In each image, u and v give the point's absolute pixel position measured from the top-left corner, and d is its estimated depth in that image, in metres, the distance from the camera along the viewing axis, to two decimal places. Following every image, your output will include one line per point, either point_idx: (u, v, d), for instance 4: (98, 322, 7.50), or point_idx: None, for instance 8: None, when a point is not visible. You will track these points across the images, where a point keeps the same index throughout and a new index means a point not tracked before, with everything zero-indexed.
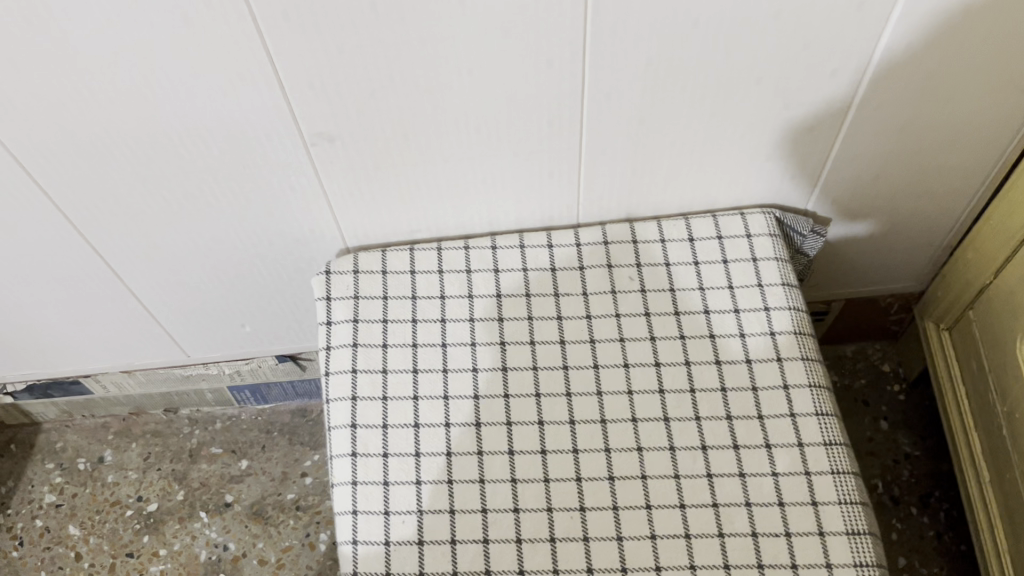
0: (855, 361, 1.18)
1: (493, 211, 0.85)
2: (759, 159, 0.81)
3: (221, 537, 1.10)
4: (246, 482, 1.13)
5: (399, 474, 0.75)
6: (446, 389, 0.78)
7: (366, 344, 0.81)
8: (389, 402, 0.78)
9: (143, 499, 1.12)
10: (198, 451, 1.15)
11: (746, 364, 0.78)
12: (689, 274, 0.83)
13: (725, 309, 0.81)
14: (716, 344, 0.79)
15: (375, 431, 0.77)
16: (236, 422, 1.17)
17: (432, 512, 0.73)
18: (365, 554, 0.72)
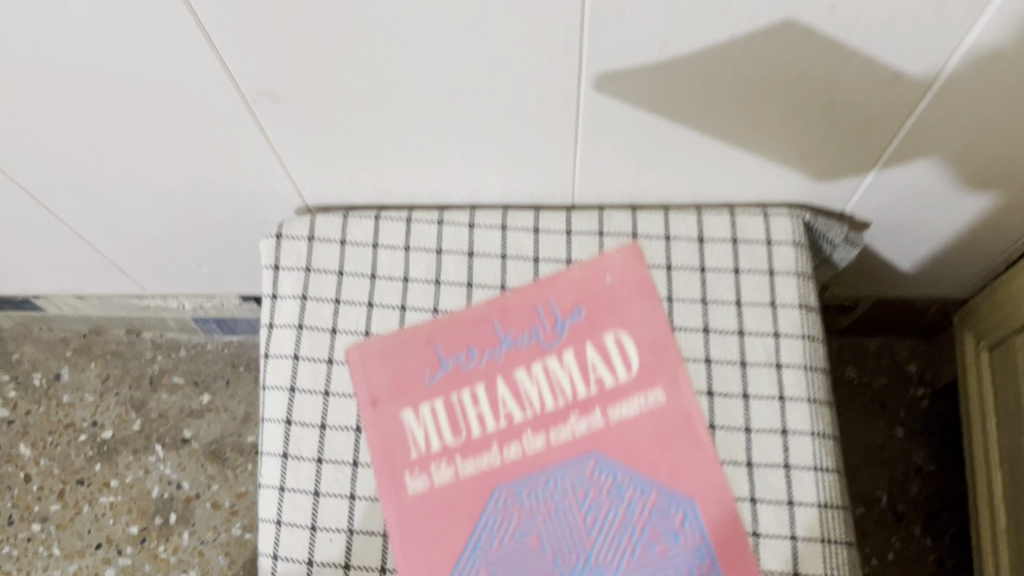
0: (878, 357, 1.06)
1: (474, 183, 0.72)
2: (794, 158, 0.68)
3: (176, 474, 1.04)
4: (206, 419, 1.06)
5: (332, 484, 0.67)
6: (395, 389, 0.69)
7: (312, 327, 0.71)
8: (331, 398, 0.69)
9: (98, 425, 1.07)
10: (158, 379, 1.08)
11: (742, 400, 0.67)
12: (692, 281, 0.70)
13: (727, 330, 0.69)
14: (709, 371, 0.68)
15: (311, 431, 0.68)
16: (202, 352, 1.09)
17: (365, 533, 0.65)
18: (284, 572, 0.65)
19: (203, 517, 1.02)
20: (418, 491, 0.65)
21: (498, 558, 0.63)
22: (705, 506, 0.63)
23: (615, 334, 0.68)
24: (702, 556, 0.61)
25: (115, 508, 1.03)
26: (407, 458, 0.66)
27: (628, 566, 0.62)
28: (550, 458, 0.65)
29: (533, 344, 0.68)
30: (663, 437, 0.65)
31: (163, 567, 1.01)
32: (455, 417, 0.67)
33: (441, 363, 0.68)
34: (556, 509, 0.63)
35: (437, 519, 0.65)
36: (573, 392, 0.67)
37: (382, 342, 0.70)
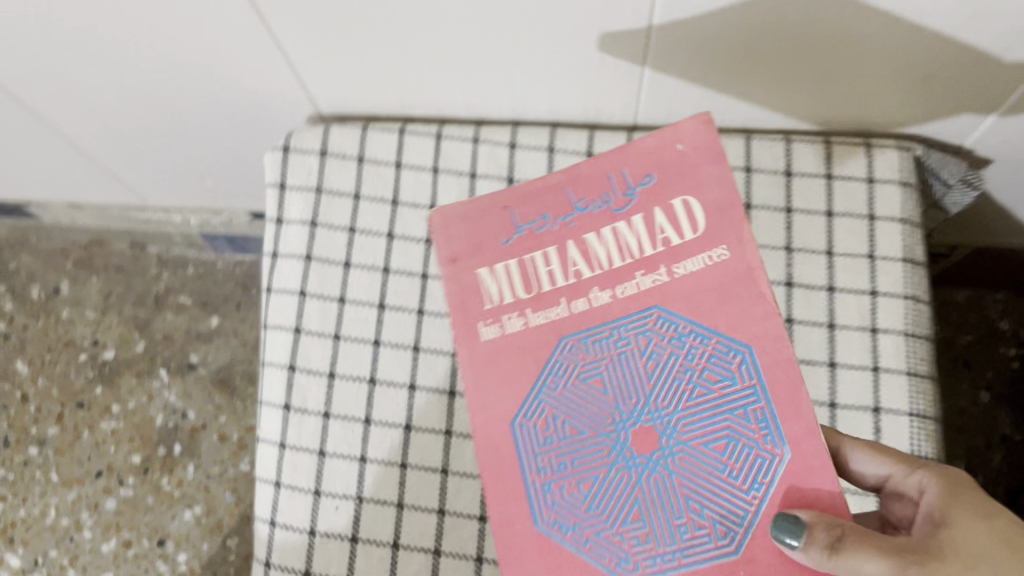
0: (962, 311, 0.94)
1: (517, 96, 0.61)
2: (914, 80, 0.55)
3: (181, 402, 0.97)
4: (215, 344, 0.98)
5: (341, 444, 0.57)
6: (417, 336, 0.59)
7: (322, 259, 0.60)
8: (341, 344, 0.59)
9: (99, 345, 0.99)
10: (164, 299, 1.00)
11: (828, 369, 0.56)
12: (776, 224, 0.59)
13: (814, 285, 0.58)
14: (791, 333, 0.57)
15: (318, 380, 0.59)
16: (210, 271, 1.01)
17: (376, 502, 0.56)
18: (282, 543, 0.57)
19: (210, 450, 0.95)
20: (488, 344, 0.40)
21: (561, 402, 0.39)
22: (779, 351, 0.38)
23: (687, 193, 0.41)
24: (773, 396, 0.38)
25: (116, 435, 0.96)
26: (473, 313, 0.41)
27: (701, 408, 0.38)
28: (614, 312, 0.40)
29: (601, 209, 0.41)
30: (723, 289, 0.39)
31: (166, 500, 0.94)
32: (529, 273, 0.41)
33: (516, 224, 0.42)
34: (621, 357, 0.39)
35: (497, 387, 0.40)
36: (642, 250, 0.40)
37: (466, 204, 0.42)
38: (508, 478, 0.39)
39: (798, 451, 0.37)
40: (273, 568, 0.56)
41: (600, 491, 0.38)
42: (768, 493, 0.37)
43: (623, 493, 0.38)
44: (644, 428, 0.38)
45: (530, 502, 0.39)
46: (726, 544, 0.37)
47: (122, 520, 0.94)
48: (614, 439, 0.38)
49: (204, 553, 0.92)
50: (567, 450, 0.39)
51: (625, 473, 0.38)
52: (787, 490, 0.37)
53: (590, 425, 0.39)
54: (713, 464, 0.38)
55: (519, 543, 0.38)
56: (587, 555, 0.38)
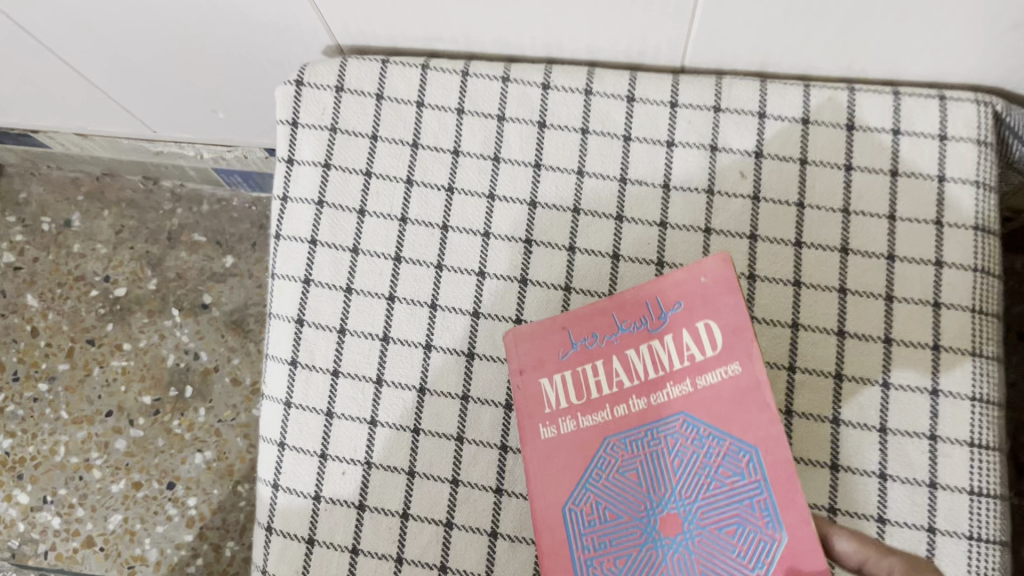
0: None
1: (553, 32, 0.55)
2: (1002, 22, 0.49)
3: (194, 343, 0.94)
4: (229, 285, 0.95)
5: (350, 405, 0.54)
6: (435, 294, 0.55)
7: (336, 205, 0.56)
8: (353, 298, 0.55)
9: (111, 282, 0.95)
10: (178, 235, 0.96)
11: (883, 347, 0.51)
12: (834, 182, 0.54)
13: (874, 253, 0.53)
14: (844, 305, 0.52)
15: (327, 335, 0.55)
16: (226, 208, 0.97)
17: (384, 469, 0.53)
18: (285, 507, 0.53)
19: (222, 393, 0.93)
20: (546, 442, 0.45)
21: (604, 491, 0.44)
22: (779, 453, 0.43)
23: (708, 319, 0.44)
24: (773, 490, 0.42)
25: (128, 374, 0.93)
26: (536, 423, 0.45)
27: (717, 499, 0.43)
28: (649, 417, 0.44)
29: (638, 329, 0.45)
30: (736, 399, 0.43)
31: (178, 443, 0.92)
32: (580, 381, 0.45)
33: (571, 342, 0.46)
34: (653, 456, 0.44)
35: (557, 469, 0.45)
36: (671, 365, 0.44)
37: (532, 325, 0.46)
38: (558, 556, 0.44)
39: (791, 536, 0.42)
40: (275, 534, 0.53)
41: (633, 568, 0.43)
42: (765, 572, 0.42)
43: (650, 563, 0.43)
44: (670, 514, 0.43)
45: (574, 575, 0.44)
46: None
47: (132, 461, 0.91)
48: (644, 524, 0.44)
49: (214, 498, 0.90)
50: (604, 532, 0.44)
51: (651, 552, 0.43)
52: (785, 569, 0.42)
53: (625, 512, 0.44)
54: (723, 546, 0.42)
55: None
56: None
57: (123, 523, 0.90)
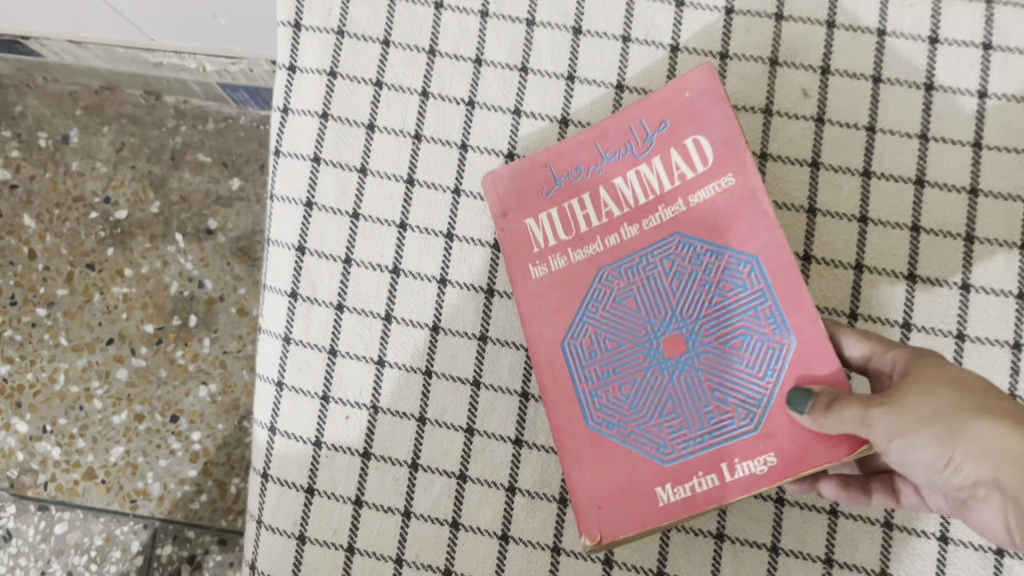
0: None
1: None
2: None
3: (198, 270, 0.88)
4: (235, 209, 0.89)
5: (355, 343, 0.48)
6: (451, 222, 0.49)
7: (342, 119, 0.50)
8: (360, 224, 0.49)
9: (111, 203, 0.90)
10: (182, 155, 0.90)
11: (960, 294, 0.45)
12: (911, 103, 0.47)
13: (954, 186, 0.46)
14: (916, 246, 0.46)
15: (331, 265, 0.49)
16: (232, 126, 0.90)
17: (392, 414, 0.48)
18: (282, 452, 0.48)
19: (227, 323, 0.88)
20: (538, 280, 0.45)
21: (601, 323, 0.44)
22: (781, 260, 0.42)
23: (696, 134, 0.43)
24: (776, 296, 0.42)
25: (129, 301, 0.89)
26: (527, 263, 0.45)
27: (719, 314, 0.42)
28: (642, 242, 0.44)
29: (625, 155, 0.44)
30: (732, 213, 0.43)
31: (180, 375, 0.87)
32: (568, 217, 0.45)
33: (555, 178, 0.45)
34: (649, 279, 0.43)
35: (554, 304, 0.45)
36: (662, 187, 0.44)
37: (511, 167, 0.46)
38: (562, 390, 0.44)
39: (800, 339, 0.41)
40: (271, 481, 0.48)
41: (638, 393, 0.43)
42: (776, 380, 0.41)
43: (656, 391, 0.42)
44: (673, 335, 0.43)
45: (578, 405, 0.43)
46: (744, 423, 0.41)
47: (134, 392, 0.87)
48: (646, 348, 0.43)
49: (219, 433, 0.86)
50: (607, 362, 0.43)
51: (657, 375, 0.42)
52: (797, 378, 0.41)
53: (626, 339, 0.43)
54: (731, 359, 0.42)
55: (575, 439, 0.43)
56: (627, 443, 0.42)
57: (125, 456, 0.87)
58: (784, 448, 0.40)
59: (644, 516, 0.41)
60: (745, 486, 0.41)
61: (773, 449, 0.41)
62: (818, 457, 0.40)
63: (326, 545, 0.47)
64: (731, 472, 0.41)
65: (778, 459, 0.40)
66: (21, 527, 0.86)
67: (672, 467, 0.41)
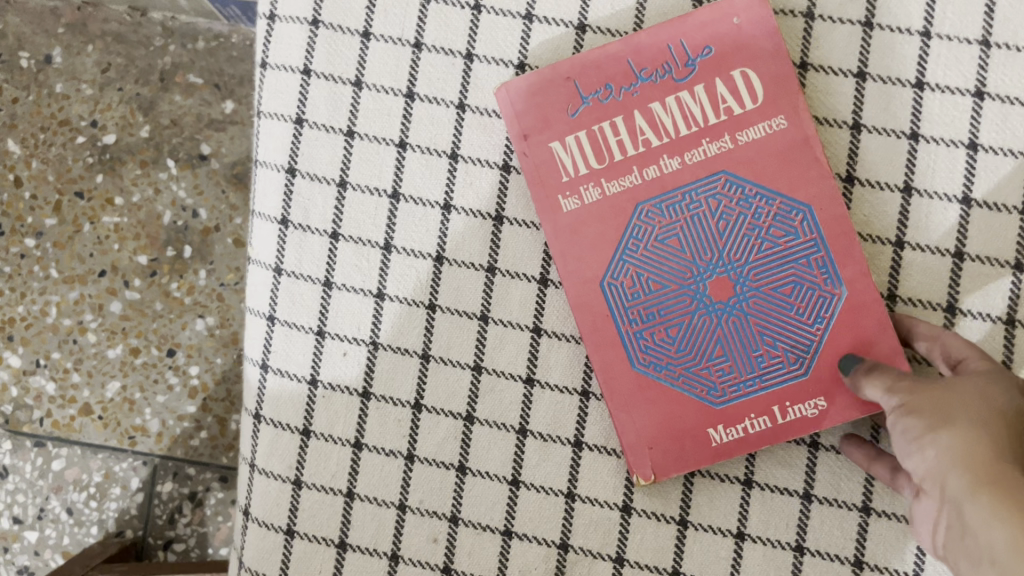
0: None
1: None
2: None
3: (191, 199, 0.84)
4: (229, 134, 0.84)
5: (352, 275, 0.44)
6: (455, 141, 0.44)
7: (334, 26, 0.45)
8: (356, 145, 0.45)
9: (99, 128, 0.85)
10: (171, 76, 0.85)
11: (1020, 219, 0.41)
12: (972, 6, 0.41)
13: (1017, 99, 0.41)
14: (972, 165, 0.41)
15: (325, 190, 0.45)
16: (224, 45, 0.85)
17: (393, 351, 0.44)
18: (275, 392, 0.44)
19: (224, 254, 0.84)
20: (570, 214, 0.42)
21: (642, 262, 0.41)
22: (835, 210, 0.40)
23: (744, 66, 0.41)
24: (831, 246, 0.40)
25: (121, 232, 0.85)
26: (553, 194, 0.42)
27: (769, 260, 0.40)
28: (683, 177, 0.41)
29: (662, 78, 0.41)
30: (784, 156, 0.40)
31: (177, 308, 0.84)
32: (599, 142, 0.41)
33: (581, 96, 0.41)
34: (694, 219, 0.41)
35: (591, 241, 0.41)
36: (705, 119, 0.41)
37: (530, 77, 0.41)
38: (604, 332, 0.41)
39: (853, 291, 0.40)
40: (264, 422, 0.44)
41: (684, 336, 0.41)
42: (826, 328, 0.40)
43: (704, 335, 0.40)
44: (720, 278, 0.40)
45: (623, 348, 0.41)
46: (794, 368, 0.40)
47: (129, 326, 0.84)
48: (692, 290, 0.41)
49: (217, 368, 0.83)
50: (651, 304, 0.41)
51: (704, 319, 0.40)
52: (847, 328, 0.40)
53: (670, 280, 0.41)
54: (781, 306, 0.40)
55: (617, 378, 0.41)
56: (675, 386, 0.41)
57: (122, 391, 0.84)
58: (837, 396, 0.40)
59: (698, 458, 0.41)
60: (795, 431, 0.40)
61: (823, 394, 0.40)
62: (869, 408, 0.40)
63: (323, 490, 0.44)
64: (783, 415, 0.40)
65: (828, 404, 0.40)
66: (17, 464, 0.83)
67: (724, 410, 0.40)
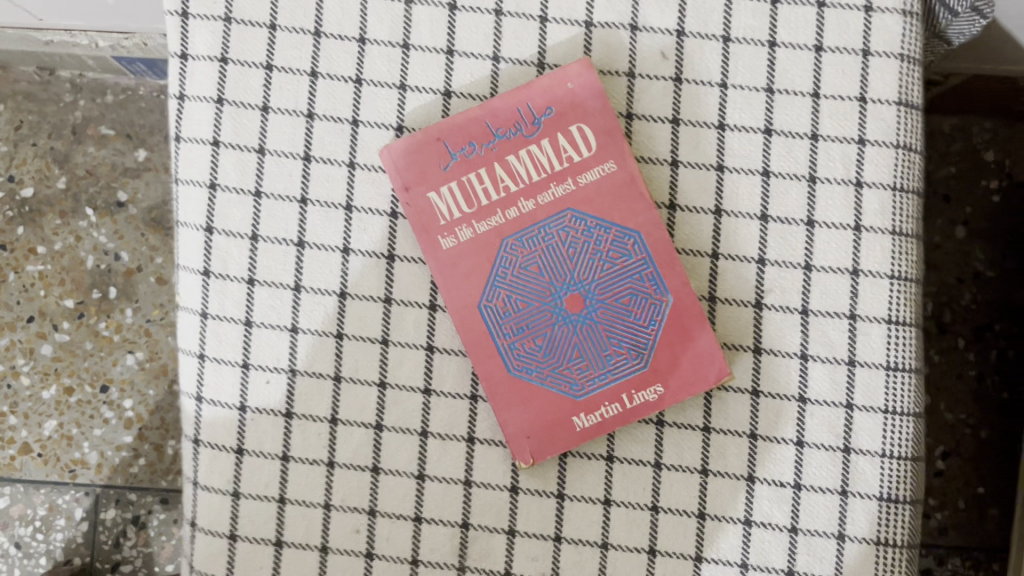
0: (960, 160, 0.88)
1: None
2: None
3: (112, 243, 0.90)
4: (144, 180, 0.90)
5: (268, 313, 0.52)
6: (349, 195, 0.52)
7: (237, 103, 0.52)
8: (264, 202, 0.52)
9: (16, 182, 0.90)
10: (84, 129, 0.90)
11: (806, 230, 0.51)
12: (757, 61, 0.52)
13: (797, 133, 0.51)
14: (767, 188, 0.51)
15: (239, 243, 0.52)
16: (132, 98, 0.91)
17: (309, 376, 0.52)
18: (211, 419, 0.52)
19: (148, 293, 0.90)
20: (448, 250, 0.50)
21: (510, 286, 0.50)
22: (659, 234, 0.50)
23: (580, 122, 0.50)
24: (658, 263, 0.50)
25: (46, 278, 0.90)
26: (434, 236, 0.50)
27: (610, 277, 0.50)
28: (539, 215, 0.50)
29: (515, 135, 0.50)
30: (616, 192, 0.50)
31: (106, 346, 0.89)
32: (468, 190, 0.50)
33: (451, 153, 0.50)
34: (549, 248, 0.50)
35: (469, 273, 0.50)
36: (552, 167, 0.50)
37: (407, 140, 0.50)
38: (484, 345, 0.50)
39: (677, 297, 0.49)
40: (203, 445, 0.52)
41: (548, 344, 0.50)
42: (659, 328, 0.50)
43: (564, 341, 0.50)
44: (573, 295, 0.50)
45: (500, 358, 0.50)
46: (637, 363, 0.50)
47: (61, 366, 0.89)
48: (552, 306, 0.50)
49: (150, 399, 0.89)
50: (520, 320, 0.50)
51: (563, 329, 0.50)
52: (675, 328, 0.50)
53: (533, 299, 0.50)
54: (623, 314, 0.50)
55: (497, 383, 0.50)
56: (544, 385, 0.50)
57: (59, 429, 0.89)
58: (672, 382, 0.50)
59: (567, 443, 0.50)
60: (641, 413, 0.50)
61: (661, 382, 0.50)
62: (698, 390, 0.50)
63: (259, 498, 0.52)
64: (631, 401, 0.50)
65: (666, 389, 0.50)
66: None
67: (585, 401, 0.50)
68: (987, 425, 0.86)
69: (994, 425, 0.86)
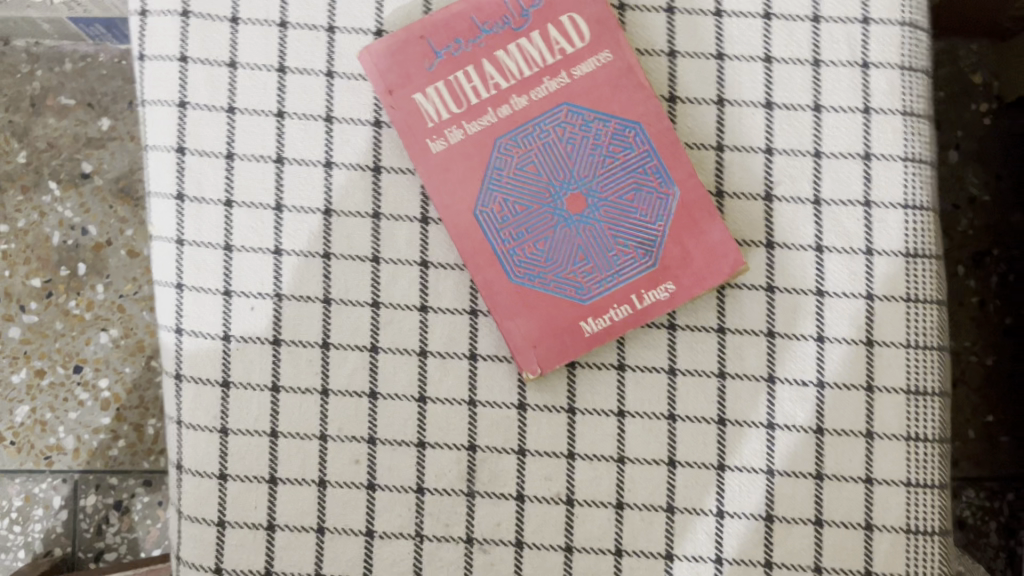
0: (949, 85, 0.86)
1: None
2: None
3: (79, 217, 0.86)
4: (110, 149, 0.86)
5: (249, 235, 0.49)
6: (329, 105, 0.49)
7: (203, 15, 0.49)
8: (237, 118, 0.49)
9: None
10: (43, 100, 0.86)
11: (813, 115, 0.49)
12: None
13: (797, 16, 0.49)
14: (770, 74, 0.49)
15: (214, 163, 0.49)
16: (92, 65, 0.87)
17: (297, 300, 0.48)
18: (192, 351, 0.48)
19: (119, 267, 0.86)
20: (438, 154, 0.47)
21: (507, 189, 0.47)
22: (660, 124, 0.47)
23: (570, 12, 0.47)
24: (660, 154, 0.47)
25: (9, 258, 0.85)
26: (422, 140, 0.47)
27: (612, 173, 0.47)
28: (532, 112, 0.47)
29: (503, 29, 0.47)
30: (613, 84, 0.47)
31: (77, 325, 0.85)
32: (456, 90, 0.47)
33: (435, 52, 0.47)
34: (545, 146, 0.47)
35: (461, 176, 0.47)
36: (544, 60, 0.47)
37: (389, 39, 0.47)
38: (481, 253, 0.47)
39: (683, 190, 0.47)
40: (185, 381, 0.48)
41: (551, 248, 0.47)
42: (666, 224, 0.47)
43: (566, 243, 0.47)
44: (574, 194, 0.47)
45: (500, 265, 0.47)
46: (645, 261, 0.47)
47: (31, 349, 0.85)
48: (552, 207, 0.47)
49: (127, 377, 0.85)
50: (518, 223, 0.47)
51: (566, 231, 0.47)
52: (683, 222, 0.47)
53: (532, 201, 0.47)
54: (627, 210, 0.47)
55: (498, 292, 0.47)
56: (549, 291, 0.47)
57: (32, 414, 0.84)
58: (682, 279, 0.47)
59: (575, 350, 0.47)
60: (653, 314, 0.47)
61: (671, 279, 0.47)
62: (710, 283, 0.47)
63: (249, 433, 0.48)
64: (641, 301, 0.47)
65: (677, 287, 0.47)
66: None
67: (592, 305, 0.47)
68: (993, 352, 0.84)
69: (1000, 352, 0.84)
